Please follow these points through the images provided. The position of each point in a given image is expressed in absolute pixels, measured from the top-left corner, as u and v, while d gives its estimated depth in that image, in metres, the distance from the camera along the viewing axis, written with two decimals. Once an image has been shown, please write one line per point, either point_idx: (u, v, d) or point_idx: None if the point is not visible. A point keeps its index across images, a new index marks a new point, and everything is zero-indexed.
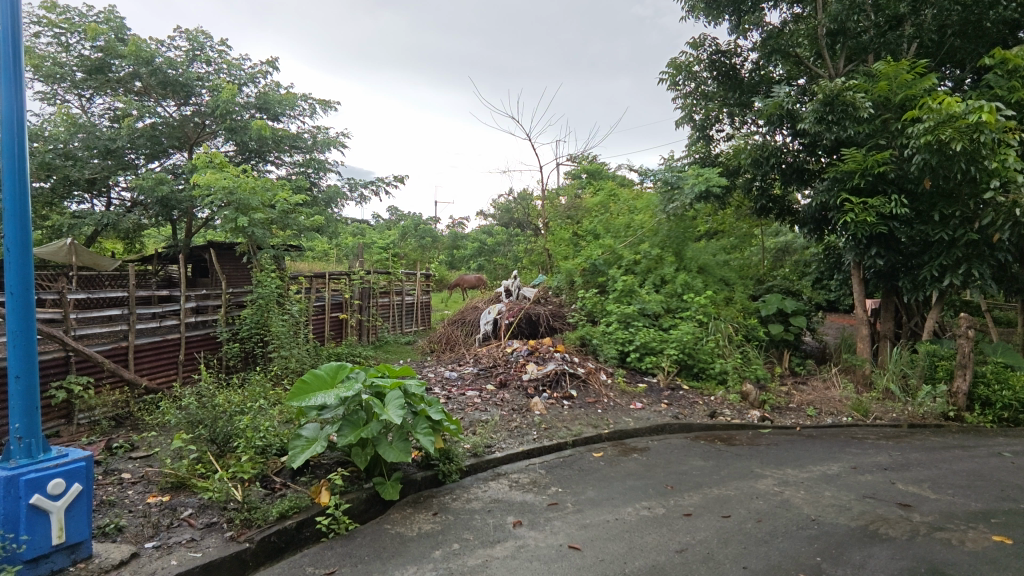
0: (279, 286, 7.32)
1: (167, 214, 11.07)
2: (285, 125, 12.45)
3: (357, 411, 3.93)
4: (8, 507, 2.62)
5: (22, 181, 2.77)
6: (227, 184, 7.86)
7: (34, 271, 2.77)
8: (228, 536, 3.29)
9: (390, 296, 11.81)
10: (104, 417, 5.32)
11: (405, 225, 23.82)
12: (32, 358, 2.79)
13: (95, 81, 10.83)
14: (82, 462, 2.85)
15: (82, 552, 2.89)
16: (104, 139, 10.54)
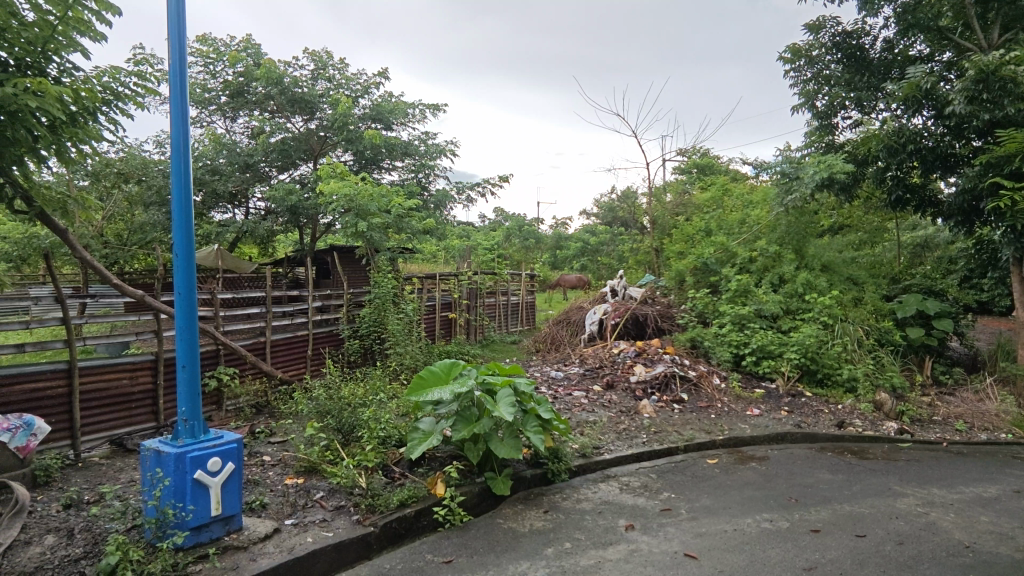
0: (395, 287, 7.75)
1: (296, 221, 12.10)
2: (397, 133, 13.15)
3: (469, 407, 4.05)
4: (178, 480, 2.98)
5: (187, 195, 3.15)
6: (347, 191, 8.46)
7: (196, 273, 3.14)
8: (356, 519, 3.53)
9: (497, 296, 12.10)
10: (247, 405, 5.94)
11: (509, 225, 24.24)
12: (194, 351, 3.16)
13: (237, 103, 12.08)
14: (234, 443, 3.19)
15: (234, 524, 3.24)
16: (243, 155, 11.78)
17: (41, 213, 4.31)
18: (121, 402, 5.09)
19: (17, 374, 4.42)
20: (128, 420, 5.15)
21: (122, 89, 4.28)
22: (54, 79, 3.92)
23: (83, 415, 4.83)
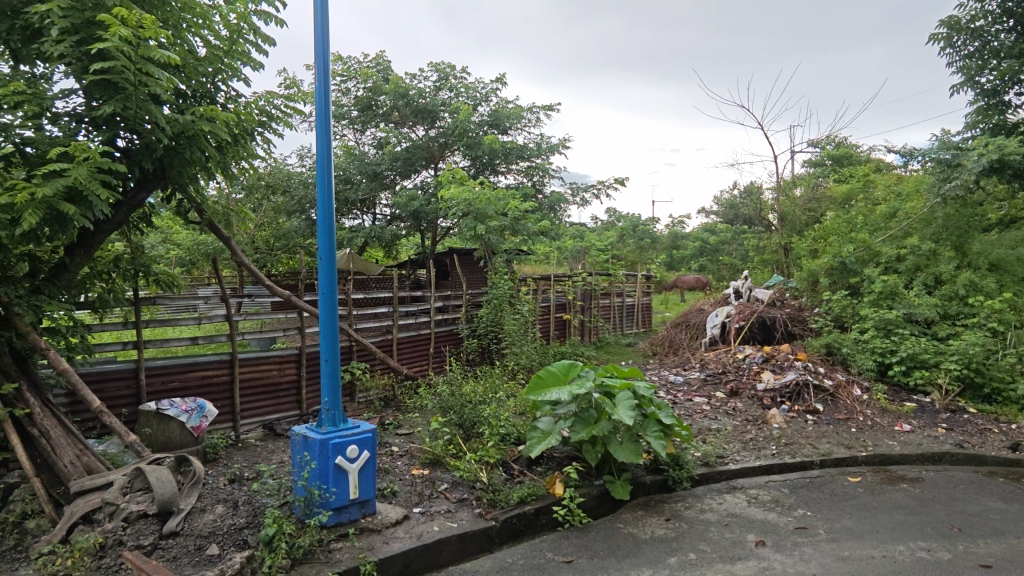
0: (511, 288, 7.93)
1: (419, 225, 12.78)
2: (513, 136, 13.44)
3: (588, 408, 4.04)
4: (322, 463, 3.27)
5: (329, 203, 3.44)
6: (467, 196, 8.77)
7: (337, 275, 3.43)
8: (478, 512, 3.66)
9: (611, 297, 11.94)
10: (377, 398, 6.37)
11: (623, 225, 23.79)
12: (335, 346, 3.44)
13: (366, 117, 12.98)
14: (369, 432, 3.43)
15: (369, 507, 3.49)
16: (372, 164, 12.63)
17: (210, 222, 4.94)
18: (271, 391, 5.69)
19: (190, 362, 5.09)
20: (277, 407, 5.75)
21: (275, 110, 4.76)
22: (221, 105, 4.43)
23: (242, 401, 5.46)
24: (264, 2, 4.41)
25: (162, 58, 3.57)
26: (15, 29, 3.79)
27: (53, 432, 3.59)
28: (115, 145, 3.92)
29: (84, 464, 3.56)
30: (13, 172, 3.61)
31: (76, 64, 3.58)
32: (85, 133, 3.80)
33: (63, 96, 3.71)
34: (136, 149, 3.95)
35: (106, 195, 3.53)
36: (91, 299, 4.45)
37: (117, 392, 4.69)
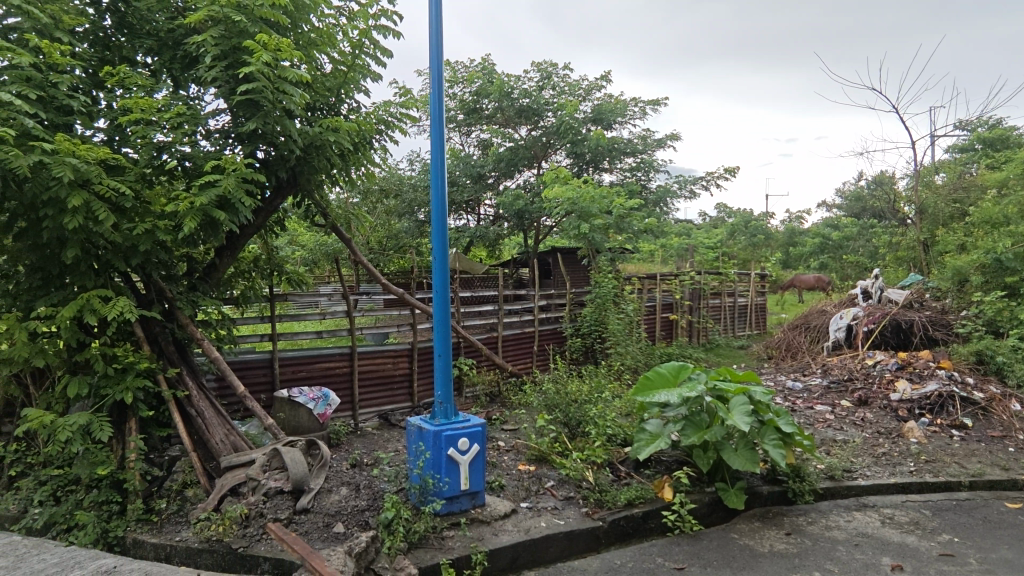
0: (616, 287, 7.82)
1: (522, 225, 12.96)
2: (616, 132, 13.24)
3: (699, 412, 3.90)
4: (435, 454, 3.42)
5: (443, 205, 3.60)
6: (571, 195, 8.80)
7: (449, 274, 3.57)
8: (585, 511, 3.66)
9: (722, 297, 11.40)
10: (483, 394, 6.55)
11: (733, 222, 22.60)
12: (447, 342, 3.58)
13: (471, 119, 13.28)
14: (478, 426, 3.53)
15: (479, 499, 3.59)
16: (476, 166, 12.95)
17: (334, 225, 5.33)
18: (386, 383, 6.05)
19: (316, 355, 5.53)
20: (391, 398, 6.10)
21: (392, 119, 5.04)
22: (345, 116, 4.77)
23: (360, 391, 5.84)
24: (383, 17, 4.69)
25: (296, 77, 3.92)
26: (175, 59, 4.32)
27: (207, 413, 4.06)
28: (255, 157, 4.33)
29: (232, 442, 3.99)
30: (175, 184, 4.10)
31: (224, 86, 4.00)
32: (231, 148, 4.23)
33: (213, 115, 4.17)
34: (272, 159, 4.33)
35: (249, 203, 3.92)
36: (235, 295, 4.98)
37: (256, 379, 5.20)
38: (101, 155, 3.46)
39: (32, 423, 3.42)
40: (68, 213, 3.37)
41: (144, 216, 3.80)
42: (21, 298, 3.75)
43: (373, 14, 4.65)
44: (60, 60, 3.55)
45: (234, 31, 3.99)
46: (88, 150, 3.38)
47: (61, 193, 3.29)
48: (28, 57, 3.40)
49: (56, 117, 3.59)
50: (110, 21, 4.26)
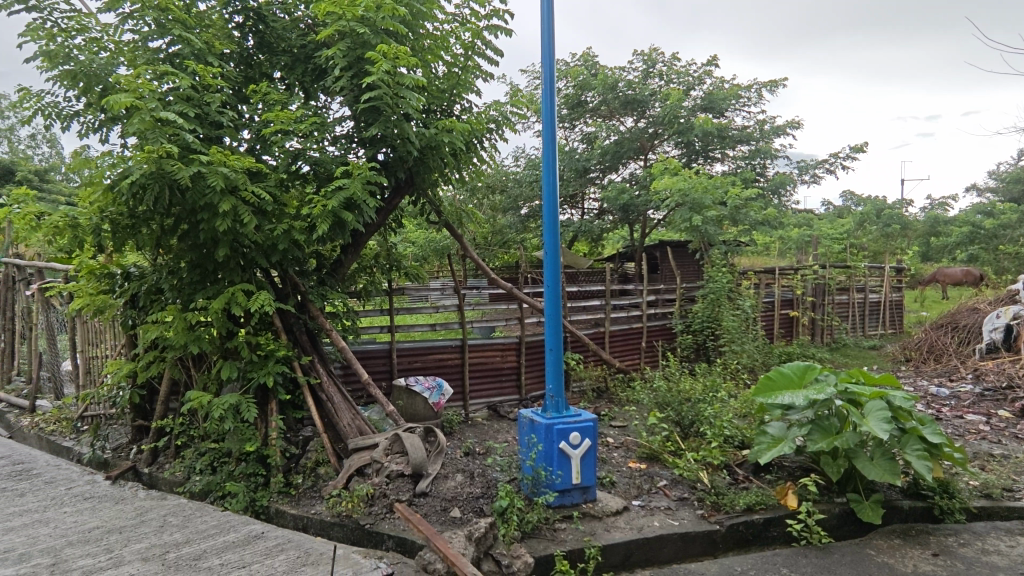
0: (730, 282, 7.47)
1: (628, 219, 12.72)
2: (729, 118, 12.59)
3: (828, 417, 3.63)
4: (548, 446, 3.47)
5: (554, 199, 3.63)
6: (681, 186, 8.54)
7: (561, 268, 3.59)
8: (701, 514, 3.54)
9: (850, 293, 10.51)
10: (590, 388, 6.52)
11: (862, 210, 20.69)
12: (559, 336, 3.61)
13: (575, 114, 13.06)
14: (590, 421, 3.53)
15: (590, 494, 3.58)
16: (581, 160, 12.74)
17: (447, 223, 5.56)
18: (495, 375, 6.21)
19: (430, 346, 5.79)
20: (500, 390, 6.25)
21: (504, 117, 5.13)
22: (458, 117, 4.94)
23: (470, 382, 6.05)
24: (495, 17, 4.78)
25: (415, 82, 4.09)
26: (307, 72, 4.69)
27: (335, 398, 4.38)
28: (376, 159, 4.60)
29: (357, 426, 4.27)
30: (307, 187, 4.46)
31: (350, 94, 4.28)
32: (355, 151, 4.53)
33: (339, 121, 4.48)
34: (391, 161, 4.57)
35: (373, 203, 4.18)
36: (358, 289, 5.34)
37: (376, 368, 5.55)
38: (247, 164, 3.82)
39: (193, 402, 3.89)
40: (220, 217, 3.77)
41: (282, 217, 4.16)
42: (183, 292, 4.25)
43: (486, 15, 4.76)
44: (213, 80, 3.97)
45: (359, 41, 4.22)
46: (236, 159, 3.75)
47: (214, 200, 3.67)
48: (187, 79, 3.83)
49: (210, 131, 4.03)
50: (252, 41, 4.72)
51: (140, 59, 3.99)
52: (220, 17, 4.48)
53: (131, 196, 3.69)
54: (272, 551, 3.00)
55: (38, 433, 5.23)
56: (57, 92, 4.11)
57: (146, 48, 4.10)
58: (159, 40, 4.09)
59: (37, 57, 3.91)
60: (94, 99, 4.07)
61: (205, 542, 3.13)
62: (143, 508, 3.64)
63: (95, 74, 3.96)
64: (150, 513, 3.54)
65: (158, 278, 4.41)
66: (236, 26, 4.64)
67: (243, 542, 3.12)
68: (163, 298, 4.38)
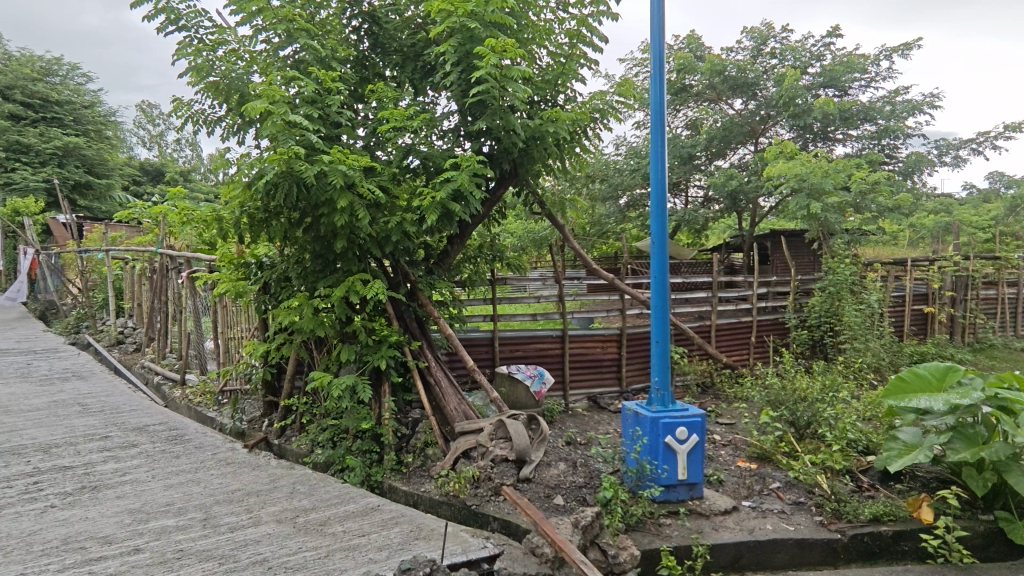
0: (854, 275, 6.90)
1: (736, 208, 12.09)
2: (852, 95, 11.56)
3: (973, 425, 3.28)
4: (653, 439, 3.41)
5: (662, 186, 3.56)
6: (797, 171, 7.97)
7: (668, 258, 3.51)
8: (819, 520, 3.33)
9: (999, 287, 9.34)
10: (695, 383, 6.31)
11: (1013, 193, 18.24)
12: (666, 327, 3.53)
13: (678, 100, 12.53)
14: (698, 416, 3.42)
15: (696, 492, 3.48)
16: (686, 146, 12.13)
17: (549, 213, 5.59)
18: (595, 367, 6.18)
19: (531, 336, 5.87)
20: (600, 381, 6.22)
21: (610, 106, 5.03)
22: (562, 107, 4.94)
23: (571, 373, 6.07)
24: (600, 3, 4.71)
25: (522, 74, 4.10)
26: (416, 69, 4.88)
27: (443, 382, 4.57)
28: (482, 151, 4.70)
29: (463, 410, 4.43)
30: (417, 181, 4.66)
31: (458, 89, 4.40)
32: (461, 145, 4.67)
33: (446, 116, 4.63)
34: (497, 153, 4.67)
35: (479, 195, 4.28)
36: (463, 278, 5.52)
37: (479, 355, 5.72)
38: (363, 162, 4.05)
39: (317, 382, 4.21)
40: (339, 211, 4.04)
41: (394, 210, 4.37)
42: (308, 280, 4.61)
43: (591, 2, 4.70)
44: (333, 83, 4.24)
45: (469, 36, 4.30)
46: (353, 158, 3.98)
47: (334, 196, 3.94)
48: (311, 84, 4.13)
49: (331, 131, 4.32)
50: (367, 43, 4.99)
51: (271, 67, 4.35)
52: (339, 23, 4.77)
53: (264, 193, 4.04)
54: (387, 523, 3.20)
55: (187, 403, 5.91)
56: (203, 101, 4.59)
57: (276, 57, 4.46)
58: (286, 48, 4.43)
59: (187, 72, 4.38)
60: (233, 107, 4.50)
61: (329, 510, 3.40)
62: (275, 475, 4.01)
63: (233, 84, 4.38)
64: (282, 481, 3.90)
65: (286, 267, 4.80)
66: (353, 30, 4.92)
67: (362, 512, 3.36)
68: (291, 286, 4.77)
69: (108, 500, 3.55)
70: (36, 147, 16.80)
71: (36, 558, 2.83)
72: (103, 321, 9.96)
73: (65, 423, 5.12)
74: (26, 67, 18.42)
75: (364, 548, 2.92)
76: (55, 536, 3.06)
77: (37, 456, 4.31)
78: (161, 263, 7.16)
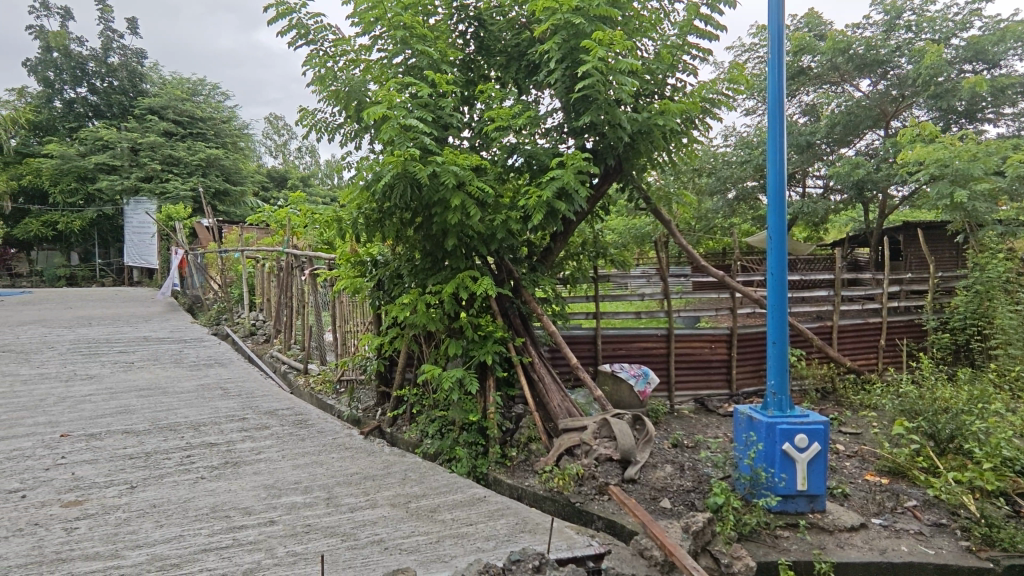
0: (1008, 271, 6.10)
1: (862, 199, 11.08)
2: (1006, 67, 10.20)
3: None
4: (768, 446, 3.22)
5: (781, 177, 3.35)
6: (939, 156, 7.15)
7: (787, 255, 3.29)
8: (965, 546, 3.00)
9: None
10: (814, 388, 5.89)
11: None
12: (784, 329, 3.32)
13: (795, 83, 11.68)
14: (821, 424, 3.18)
15: (818, 504, 3.25)
16: (804, 134, 11.29)
17: (655, 208, 5.44)
18: (703, 368, 5.94)
19: (635, 334, 5.75)
20: (709, 383, 5.97)
21: (718, 95, 4.78)
22: (669, 98, 4.79)
23: (677, 373, 5.88)
24: None
25: (630, 67, 4.01)
26: (520, 68, 4.94)
27: (546, 379, 4.59)
28: (586, 147, 4.67)
29: (566, 407, 4.44)
30: (521, 179, 4.73)
31: (563, 86, 4.40)
32: (565, 142, 4.67)
33: (550, 114, 4.65)
34: (601, 148, 4.62)
35: (584, 192, 4.25)
36: (566, 275, 5.53)
37: (582, 353, 5.69)
38: (474, 161, 4.19)
39: (427, 375, 4.40)
40: (451, 210, 4.18)
41: (499, 208, 4.46)
42: (418, 276, 4.83)
43: None
44: (444, 87, 4.41)
45: (574, 32, 4.27)
46: (465, 158, 4.12)
47: (447, 195, 4.09)
48: (425, 88, 4.31)
49: (441, 133, 4.49)
50: (473, 46, 5.11)
51: (385, 74, 4.59)
52: (448, 28, 4.94)
53: (381, 194, 4.27)
54: (494, 514, 3.29)
55: (310, 391, 6.40)
56: (325, 110, 4.94)
57: (390, 64, 4.70)
58: (399, 56, 4.66)
59: (313, 82, 4.73)
60: (352, 114, 4.81)
61: (438, 497, 3.55)
62: (389, 462, 4.25)
63: (353, 92, 4.68)
64: (395, 467, 4.13)
65: (398, 265, 5.06)
66: (460, 34, 5.07)
67: (469, 502, 3.48)
68: (403, 283, 5.02)
69: (247, 476, 3.94)
70: (185, 159, 18.94)
71: (190, 522, 3.20)
72: (238, 313, 11.04)
73: (210, 405, 5.74)
74: (177, 88, 20.80)
75: (472, 536, 3.02)
76: (205, 504, 3.45)
77: (189, 433, 4.88)
78: (287, 262, 7.80)
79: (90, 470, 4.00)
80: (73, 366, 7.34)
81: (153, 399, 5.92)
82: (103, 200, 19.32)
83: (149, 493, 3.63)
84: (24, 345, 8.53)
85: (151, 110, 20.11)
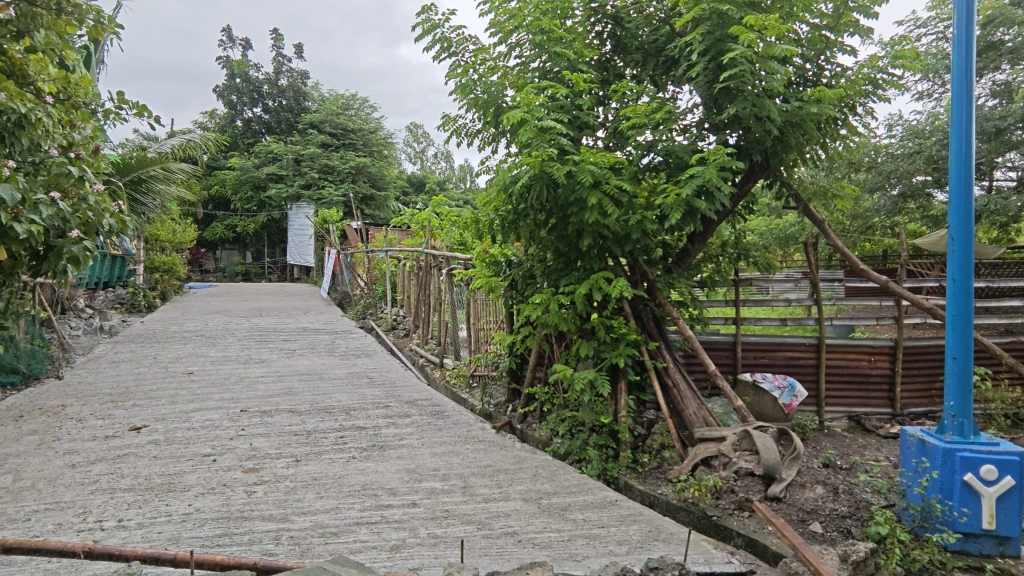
0: None
1: None
2: None
3: None
4: (946, 476, 2.83)
5: (967, 171, 2.92)
6: None
7: (974, 258, 2.86)
8: None
9: None
10: (1002, 414, 5.08)
11: None
12: (968, 342, 2.89)
13: (983, 61, 10.19)
14: (1016, 455, 2.73)
15: (1010, 548, 2.81)
16: (994, 119, 9.77)
17: (807, 208, 4.99)
18: (861, 383, 5.37)
19: (780, 342, 5.33)
20: (867, 400, 5.39)
21: (886, 79, 4.29)
22: (826, 84, 4.39)
23: (829, 387, 5.37)
24: None
25: (783, 53, 3.73)
26: (658, 65, 4.81)
27: (681, 385, 4.42)
28: (728, 143, 4.42)
29: (703, 416, 4.24)
30: (658, 178, 4.58)
31: (705, 79, 4.21)
32: (706, 139, 4.45)
33: (689, 110, 4.47)
34: (747, 144, 4.35)
35: (727, 189, 4.03)
36: (704, 278, 5.28)
37: (719, 360, 5.40)
38: (611, 160, 4.16)
39: (558, 374, 4.42)
40: (588, 209, 4.17)
41: (634, 208, 4.36)
42: (551, 276, 4.89)
43: None
44: (581, 87, 4.42)
45: (720, 21, 4.06)
46: (601, 156, 4.10)
47: (583, 195, 4.10)
48: (562, 89, 4.34)
49: (576, 133, 4.50)
50: (609, 45, 5.06)
51: (523, 79, 4.72)
52: (584, 29, 4.95)
53: (518, 196, 4.37)
54: (627, 519, 3.24)
55: (445, 384, 6.75)
56: (465, 117, 5.19)
57: (527, 69, 4.81)
58: (535, 60, 4.76)
59: (455, 91, 4.98)
60: (489, 119, 5.00)
61: (570, 496, 3.57)
62: (521, 457, 4.35)
63: (491, 99, 4.86)
64: (526, 463, 4.22)
65: (532, 266, 5.17)
66: (597, 35, 5.05)
67: (601, 504, 3.45)
68: (536, 283, 5.11)
69: (392, 459, 4.25)
70: (339, 168, 20.85)
71: (344, 497, 3.52)
72: (381, 309, 11.94)
73: (359, 392, 6.27)
74: (333, 104, 22.98)
75: (605, 539, 3.00)
76: (356, 482, 3.78)
77: (341, 416, 5.37)
78: (426, 262, 8.28)
79: (264, 442, 4.56)
80: (249, 351, 8.40)
81: (311, 384, 6.58)
82: (271, 206, 21.89)
83: (311, 467, 4.07)
84: (211, 331, 9.91)
85: (312, 124, 22.40)
